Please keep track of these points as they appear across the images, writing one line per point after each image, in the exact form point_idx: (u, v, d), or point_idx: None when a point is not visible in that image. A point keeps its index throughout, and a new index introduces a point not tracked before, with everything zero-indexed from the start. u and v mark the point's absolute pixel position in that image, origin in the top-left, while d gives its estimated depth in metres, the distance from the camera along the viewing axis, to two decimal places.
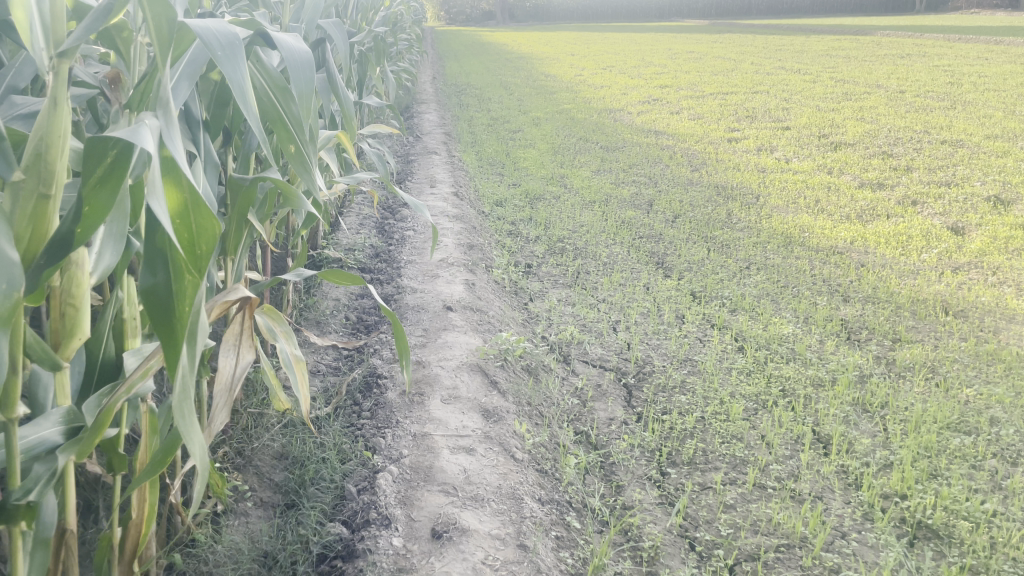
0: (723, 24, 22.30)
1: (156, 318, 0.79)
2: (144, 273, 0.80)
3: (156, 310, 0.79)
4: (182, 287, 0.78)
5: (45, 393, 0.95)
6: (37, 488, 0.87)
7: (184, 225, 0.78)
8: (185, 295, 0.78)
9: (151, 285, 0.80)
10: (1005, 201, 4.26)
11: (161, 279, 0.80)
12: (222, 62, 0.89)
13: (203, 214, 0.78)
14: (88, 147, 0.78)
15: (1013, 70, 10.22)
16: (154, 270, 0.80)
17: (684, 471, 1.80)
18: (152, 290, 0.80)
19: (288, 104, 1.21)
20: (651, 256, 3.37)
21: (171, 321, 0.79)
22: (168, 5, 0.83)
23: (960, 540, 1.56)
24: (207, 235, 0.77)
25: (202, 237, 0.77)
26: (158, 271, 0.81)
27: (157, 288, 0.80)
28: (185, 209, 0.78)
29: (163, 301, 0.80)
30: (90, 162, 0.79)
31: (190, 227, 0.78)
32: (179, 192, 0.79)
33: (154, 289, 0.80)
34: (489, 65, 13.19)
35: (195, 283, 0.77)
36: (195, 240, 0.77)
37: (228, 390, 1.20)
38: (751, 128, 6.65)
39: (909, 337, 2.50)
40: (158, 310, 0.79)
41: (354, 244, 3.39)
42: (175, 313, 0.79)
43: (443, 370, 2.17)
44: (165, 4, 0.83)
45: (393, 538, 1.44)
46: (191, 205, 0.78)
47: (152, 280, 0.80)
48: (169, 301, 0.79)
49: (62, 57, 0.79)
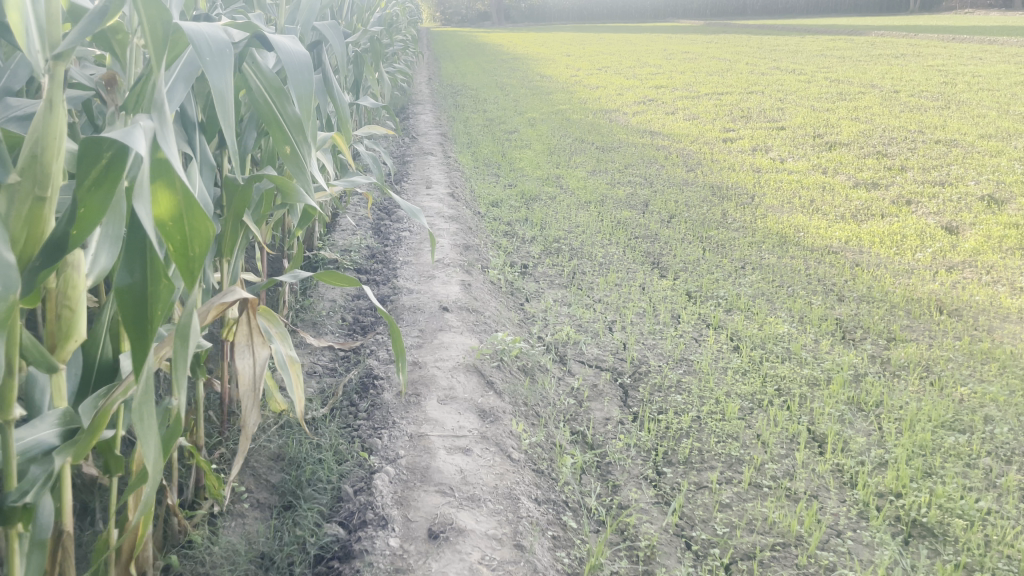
0: (718, 25, 22.36)
1: (128, 318, 0.79)
2: (120, 271, 0.80)
3: (130, 310, 0.79)
4: (161, 293, 0.81)
5: (41, 394, 0.95)
6: (33, 489, 0.86)
7: (176, 229, 0.79)
8: (164, 299, 0.80)
9: (126, 284, 0.80)
10: (999, 200, 4.28)
11: (138, 279, 0.81)
12: (209, 73, 0.89)
13: (193, 217, 0.78)
14: (82, 148, 0.77)
15: (1006, 70, 10.27)
16: (131, 269, 0.80)
17: (679, 471, 1.81)
18: (127, 290, 0.80)
19: (284, 105, 1.22)
20: (646, 256, 3.38)
21: (145, 324, 0.80)
22: (164, 9, 0.84)
23: (955, 539, 1.56)
24: (200, 238, 0.78)
25: (195, 241, 0.78)
26: (135, 270, 0.81)
27: (133, 288, 0.80)
28: (175, 211, 0.78)
29: (137, 301, 0.80)
30: (85, 163, 0.78)
31: (182, 230, 0.79)
32: (169, 194, 0.79)
33: (130, 289, 0.80)
34: (484, 65, 13.20)
35: (173, 288, 0.81)
36: (189, 243, 0.79)
37: (253, 388, 1.21)
38: (746, 128, 6.67)
39: (904, 336, 2.52)
40: (132, 310, 0.80)
41: (349, 245, 3.39)
42: (151, 316, 0.80)
43: (439, 370, 2.17)
44: (160, 9, 0.84)
45: (389, 539, 1.44)
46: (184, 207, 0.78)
47: (127, 279, 0.80)
48: (143, 303, 0.80)
49: (57, 60, 0.79)
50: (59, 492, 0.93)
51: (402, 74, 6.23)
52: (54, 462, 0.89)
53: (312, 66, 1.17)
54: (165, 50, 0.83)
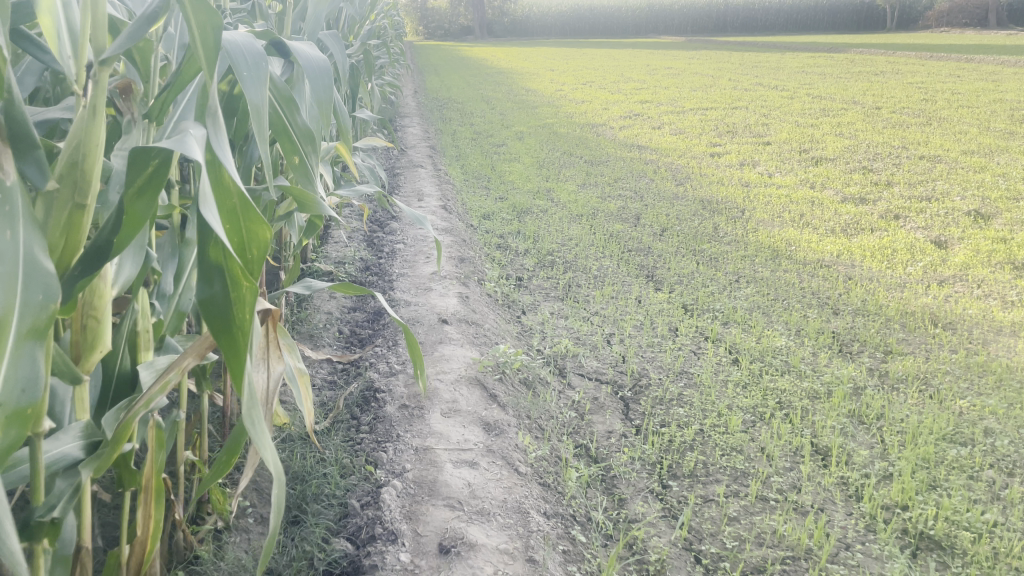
0: (701, 42, 22.66)
1: (218, 330, 0.75)
2: (199, 285, 0.76)
3: (217, 322, 0.75)
4: (241, 297, 0.74)
5: (63, 406, 0.93)
6: (60, 504, 0.86)
7: (234, 230, 0.75)
8: (246, 304, 0.74)
9: (208, 297, 0.75)
10: (985, 215, 4.35)
11: (218, 290, 0.75)
12: (244, 81, 0.88)
13: (252, 219, 0.74)
14: (130, 157, 0.76)
15: (985, 87, 10.52)
16: (209, 280, 0.76)
17: (685, 484, 1.81)
18: (209, 301, 0.75)
19: (295, 116, 1.19)
20: (641, 269, 3.40)
21: (234, 334, 0.74)
22: (215, 14, 0.80)
23: (963, 551, 1.57)
24: (258, 241, 0.75)
25: (254, 242, 0.75)
26: (214, 281, 0.76)
27: (214, 298, 0.75)
28: (232, 212, 0.75)
29: (222, 312, 0.75)
30: (132, 171, 0.78)
31: (240, 232, 0.75)
32: (226, 199, 0.75)
33: (211, 300, 0.75)
34: (470, 78, 13.31)
35: (254, 290, 0.74)
36: (247, 245, 0.75)
37: (267, 404, 1.10)
38: (732, 143, 6.76)
39: (901, 349, 2.54)
40: (218, 322, 0.75)
41: (344, 257, 3.38)
42: (236, 321, 0.74)
43: (441, 383, 2.15)
44: (211, 16, 0.80)
45: (400, 554, 1.42)
46: (240, 211, 0.75)
47: (208, 291, 0.75)
48: (228, 312, 0.75)
49: (102, 66, 0.78)
50: (80, 506, 0.92)
51: (390, 87, 6.25)
52: (79, 475, 0.88)
53: (328, 78, 1.18)
54: (217, 57, 0.79)
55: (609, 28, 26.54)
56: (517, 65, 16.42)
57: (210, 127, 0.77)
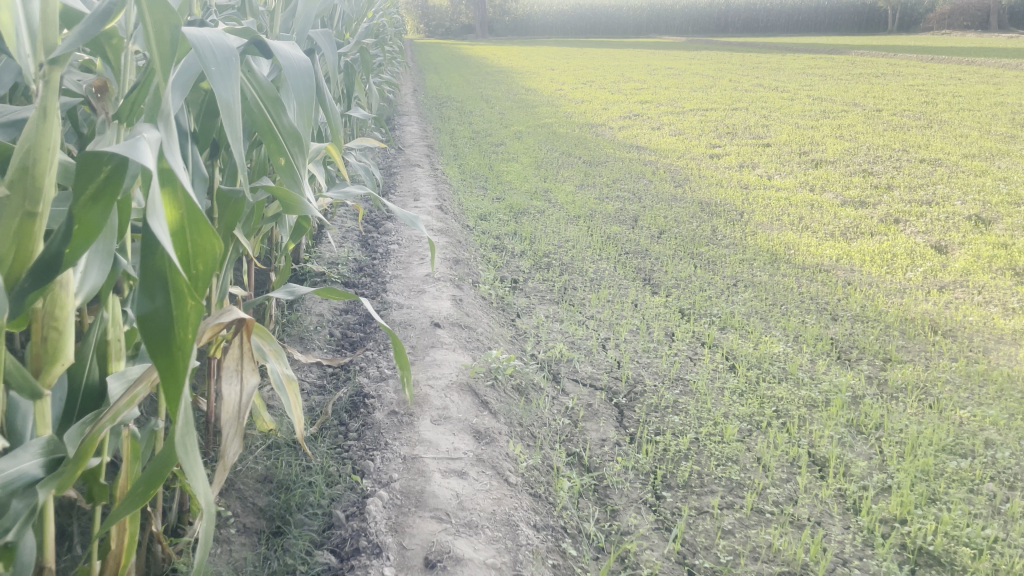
0: (700, 42, 22.65)
1: (156, 349, 0.70)
2: (141, 299, 0.71)
3: (156, 339, 0.70)
4: (186, 314, 0.70)
5: (24, 422, 0.90)
6: (14, 527, 0.83)
7: (181, 243, 0.72)
8: (190, 323, 0.69)
9: (149, 312, 0.71)
10: (986, 220, 4.31)
11: (160, 304, 0.71)
12: (214, 77, 0.84)
13: (200, 230, 0.71)
14: (78, 162, 0.73)
15: (986, 90, 10.48)
16: (152, 295, 0.71)
17: (679, 495, 1.77)
18: (150, 317, 0.70)
19: (279, 115, 1.14)
20: (638, 272, 3.36)
21: (174, 355, 0.70)
22: (172, 14, 0.76)
23: (963, 568, 1.53)
24: (205, 255, 0.71)
25: (200, 256, 0.71)
26: (156, 295, 0.71)
27: (156, 314, 0.71)
28: (180, 225, 0.72)
29: (163, 329, 0.70)
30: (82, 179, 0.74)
31: (187, 244, 0.72)
32: (176, 210, 0.73)
33: (152, 315, 0.70)
34: (469, 79, 13.23)
35: (199, 309, 0.69)
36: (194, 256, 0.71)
37: (237, 416, 1.07)
38: (732, 145, 6.72)
39: (900, 356, 2.50)
40: (158, 340, 0.70)
41: (337, 258, 3.34)
42: (178, 340, 0.70)
43: (432, 390, 2.11)
44: (168, 15, 0.76)
45: (384, 568, 1.38)
46: (189, 223, 0.72)
47: (149, 305, 0.71)
48: (171, 330, 0.70)
49: (53, 65, 0.74)
50: (41, 524, 0.88)
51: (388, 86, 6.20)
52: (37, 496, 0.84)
53: (311, 75, 1.13)
54: (171, 58, 0.75)
55: (610, 28, 26.44)
56: (518, 64, 16.37)
57: (162, 131, 0.73)
